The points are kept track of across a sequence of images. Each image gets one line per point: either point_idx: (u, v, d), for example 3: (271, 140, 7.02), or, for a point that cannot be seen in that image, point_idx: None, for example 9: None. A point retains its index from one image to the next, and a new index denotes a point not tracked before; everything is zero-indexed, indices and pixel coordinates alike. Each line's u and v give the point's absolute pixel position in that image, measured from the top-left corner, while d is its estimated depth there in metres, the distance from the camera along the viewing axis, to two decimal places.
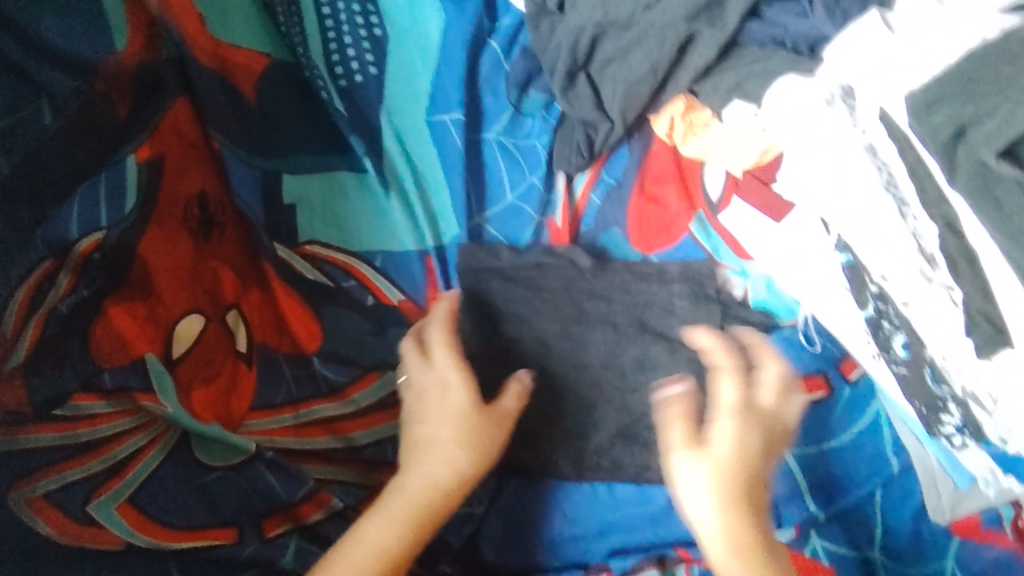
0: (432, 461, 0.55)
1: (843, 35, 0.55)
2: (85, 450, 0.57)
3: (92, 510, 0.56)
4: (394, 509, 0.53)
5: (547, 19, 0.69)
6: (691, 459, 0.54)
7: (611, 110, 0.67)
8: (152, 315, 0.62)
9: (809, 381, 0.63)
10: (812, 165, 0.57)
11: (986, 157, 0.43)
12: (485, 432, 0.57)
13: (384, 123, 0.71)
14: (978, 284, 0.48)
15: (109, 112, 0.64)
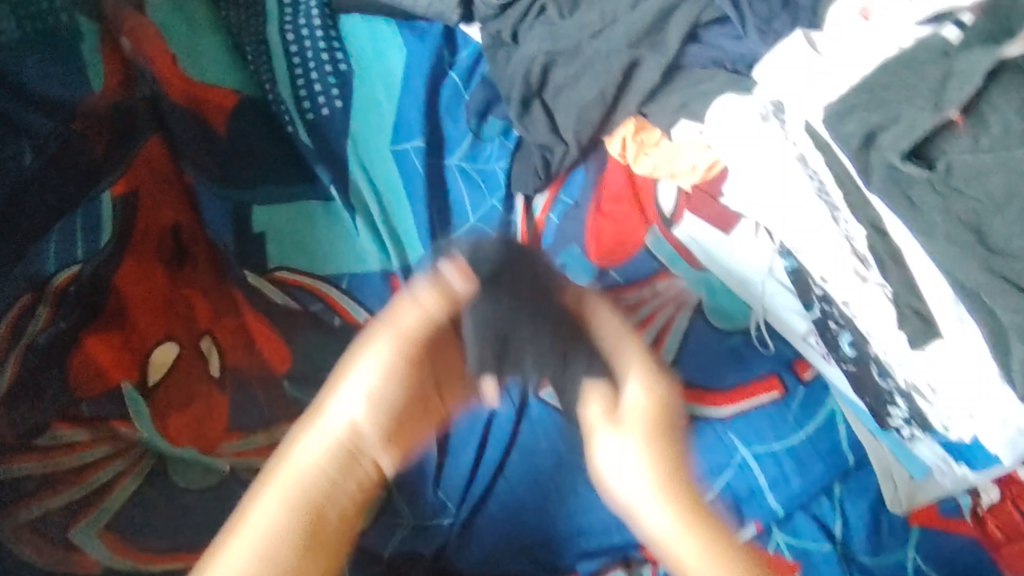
0: (316, 433, 0.53)
1: (769, 57, 0.61)
2: (66, 475, 0.61)
3: (72, 534, 0.59)
4: (279, 485, 0.51)
5: (502, 50, 0.73)
6: (610, 435, 0.54)
7: (565, 132, 0.70)
8: (128, 344, 0.65)
9: (764, 383, 0.66)
10: (755, 177, 0.60)
11: (893, 159, 0.50)
12: (380, 373, 0.54)
13: (349, 152, 0.73)
14: (905, 281, 0.54)
15: (85, 151, 0.68)
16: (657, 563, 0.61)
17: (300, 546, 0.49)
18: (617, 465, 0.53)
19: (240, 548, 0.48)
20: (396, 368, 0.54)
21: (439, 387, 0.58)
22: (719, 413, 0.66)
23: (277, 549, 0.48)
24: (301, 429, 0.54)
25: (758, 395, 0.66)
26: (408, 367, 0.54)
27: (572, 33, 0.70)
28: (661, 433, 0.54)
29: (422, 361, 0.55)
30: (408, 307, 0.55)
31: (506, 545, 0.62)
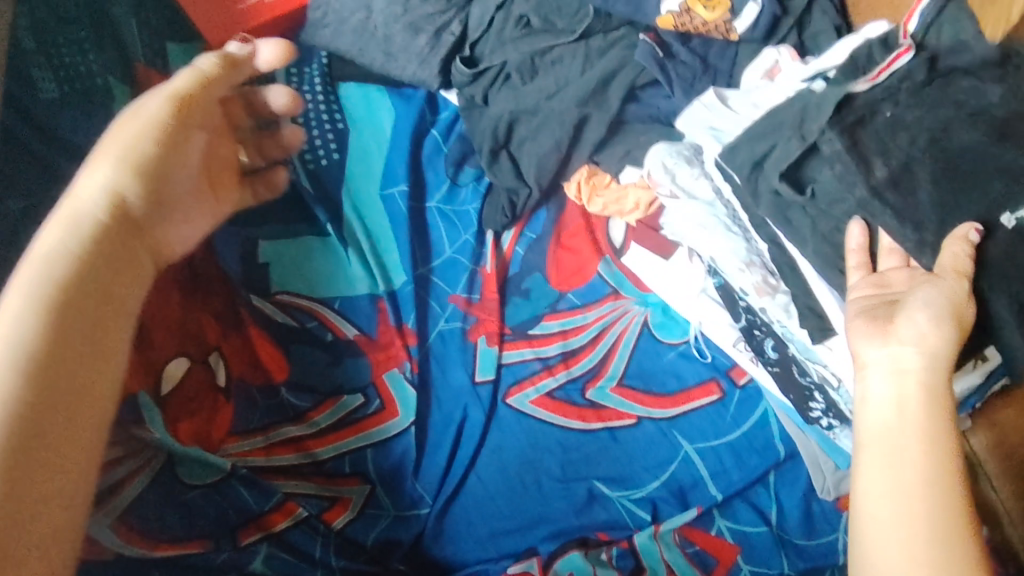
0: (53, 234, 0.52)
1: (690, 110, 0.74)
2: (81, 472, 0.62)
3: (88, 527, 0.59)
4: (26, 281, 0.49)
5: (476, 110, 0.86)
6: (876, 348, 0.53)
7: (528, 178, 0.82)
8: (145, 355, 0.70)
9: (702, 388, 0.76)
10: (681, 213, 0.73)
11: (775, 184, 0.62)
12: (149, 126, 0.58)
13: (345, 195, 0.84)
14: (799, 285, 0.66)
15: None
16: (610, 545, 0.69)
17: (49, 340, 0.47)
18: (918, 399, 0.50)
19: None
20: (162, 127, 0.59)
21: (228, 134, 0.67)
22: (662, 412, 0.75)
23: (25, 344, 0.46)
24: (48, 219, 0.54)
25: (696, 398, 0.76)
26: (174, 131, 0.60)
27: (532, 96, 0.83)
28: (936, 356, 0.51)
29: (189, 124, 0.61)
30: (186, 73, 0.63)
31: (476, 531, 0.70)
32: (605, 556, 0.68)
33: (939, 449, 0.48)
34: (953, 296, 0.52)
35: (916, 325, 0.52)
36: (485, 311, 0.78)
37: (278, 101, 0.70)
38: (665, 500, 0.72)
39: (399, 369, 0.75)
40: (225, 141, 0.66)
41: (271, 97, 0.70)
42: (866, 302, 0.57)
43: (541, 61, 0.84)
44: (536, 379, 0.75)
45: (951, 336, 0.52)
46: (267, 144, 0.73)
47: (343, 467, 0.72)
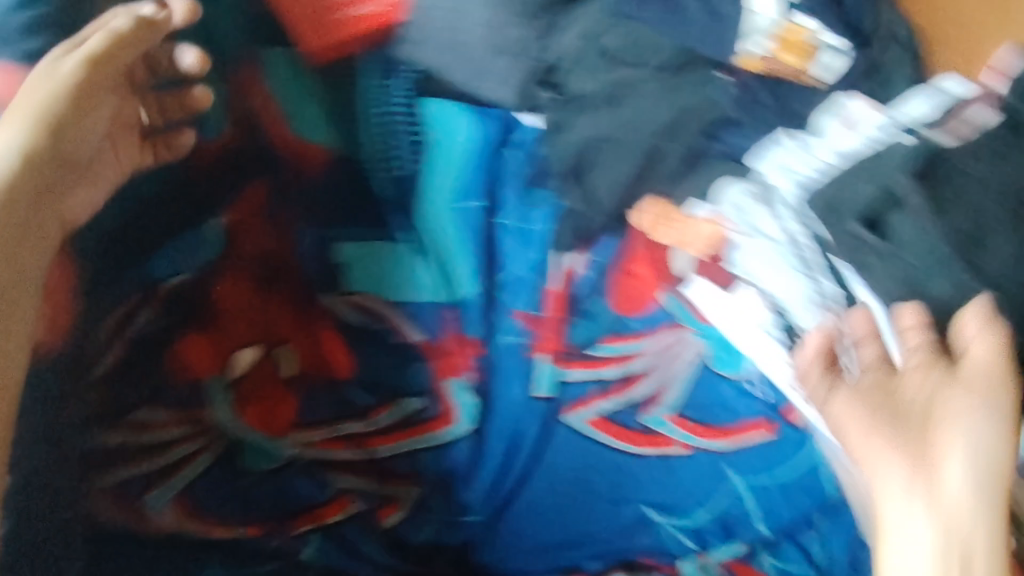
0: None
1: (759, 154, 0.81)
2: (148, 449, 0.72)
3: (148, 498, 0.70)
4: None
5: (554, 133, 0.89)
6: (896, 468, 0.58)
7: (602, 203, 0.84)
8: (218, 342, 0.78)
9: (752, 425, 0.77)
10: (753, 249, 0.76)
11: (855, 227, 0.70)
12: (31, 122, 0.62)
13: (420, 205, 0.87)
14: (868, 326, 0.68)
15: (198, 187, 0.82)
16: (655, 570, 0.71)
17: None
18: (953, 518, 0.55)
19: None
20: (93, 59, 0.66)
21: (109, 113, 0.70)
22: (715, 445, 0.76)
23: None
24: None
25: (748, 434, 0.76)
26: (76, 96, 0.65)
27: (610, 124, 0.86)
28: (981, 476, 0.56)
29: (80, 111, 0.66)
30: (93, 35, 0.67)
31: (523, 543, 0.72)
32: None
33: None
34: (988, 425, 0.58)
35: (957, 448, 0.57)
36: (546, 329, 0.80)
37: (187, 60, 0.77)
38: (711, 532, 0.73)
39: (462, 377, 0.77)
40: (127, 106, 0.74)
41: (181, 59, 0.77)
42: (884, 403, 0.63)
43: (621, 91, 0.87)
44: (592, 401, 0.77)
45: (993, 459, 0.57)
46: (172, 105, 0.77)
47: (399, 467, 0.74)
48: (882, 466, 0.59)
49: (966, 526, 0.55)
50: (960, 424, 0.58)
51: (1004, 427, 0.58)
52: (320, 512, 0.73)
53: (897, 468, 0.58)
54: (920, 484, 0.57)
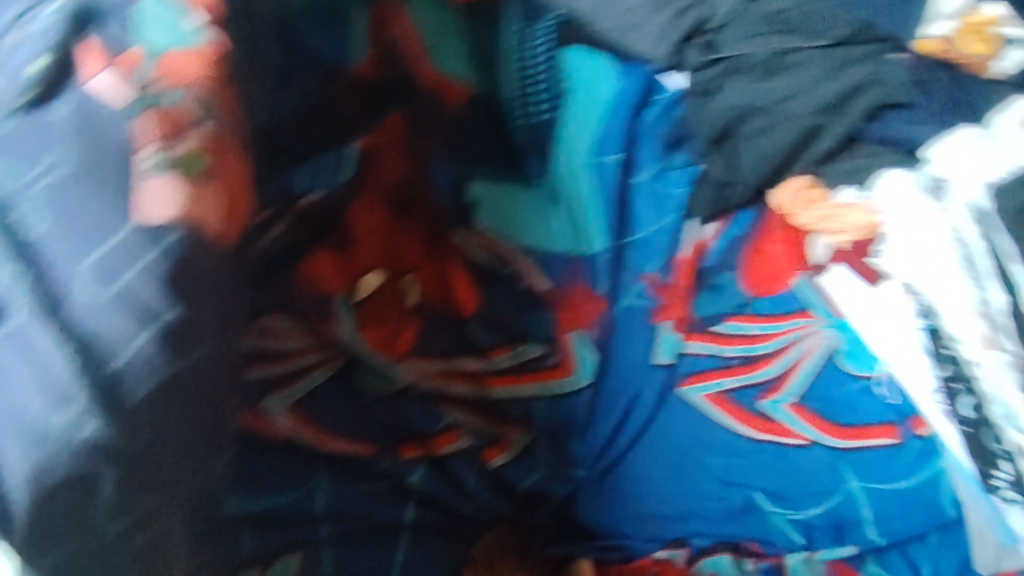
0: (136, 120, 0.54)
1: (944, 141, 0.75)
2: (274, 355, 0.71)
3: (266, 401, 0.69)
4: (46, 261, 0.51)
5: (698, 99, 0.84)
6: None
7: (743, 174, 0.81)
8: (348, 262, 0.77)
9: (876, 429, 0.73)
10: (913, 242, 0.71)
11: None
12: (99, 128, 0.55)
13: (556, 154, 0.83)
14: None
15: (345, 108, 0.78)
16: (760, 558, 0.71)
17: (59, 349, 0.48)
18: None
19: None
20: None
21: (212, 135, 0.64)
22: (835, 442, 0.73)
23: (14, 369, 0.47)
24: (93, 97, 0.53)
25: (872, 436, 0.73)
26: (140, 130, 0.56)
27: (773, 94, 0.81)
28: None
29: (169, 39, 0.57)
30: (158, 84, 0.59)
31: (630, 507, 0.72)
32: (752, 565, 0.71)
33: None
34: None
35: None
36: (673, 296, 0.78)
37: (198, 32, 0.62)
38: (820, 529, 0.72)
39: (586, 331, 0.77)
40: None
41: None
42: None
43: (783, 62, 0.82)
44: (711, 376, 0.75)
45: None
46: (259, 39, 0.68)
47: (513, 411, 0.75)
48: None
49: None
50: None
51: None
52: (436, 445, 0.73)
53: None
54: None
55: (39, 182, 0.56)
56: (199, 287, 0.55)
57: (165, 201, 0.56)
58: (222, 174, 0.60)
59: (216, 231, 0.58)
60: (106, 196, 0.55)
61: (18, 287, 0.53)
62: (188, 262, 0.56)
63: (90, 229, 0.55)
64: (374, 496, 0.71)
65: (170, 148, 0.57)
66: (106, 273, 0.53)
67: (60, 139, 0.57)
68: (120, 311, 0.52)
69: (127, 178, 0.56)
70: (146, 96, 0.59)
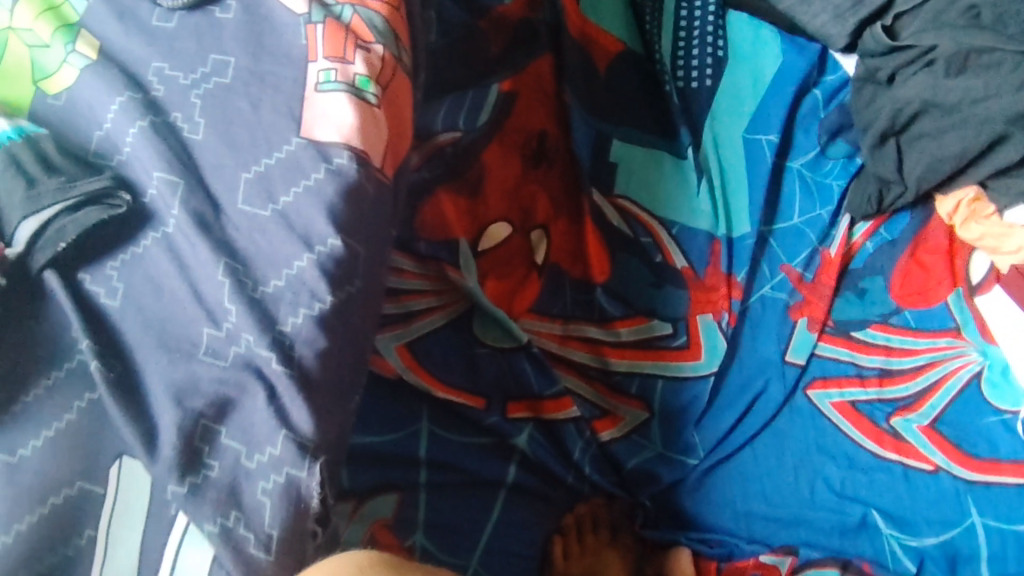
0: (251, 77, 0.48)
1: None
2: (394, 295, 0.70)
3: (380, 340, 0.68)
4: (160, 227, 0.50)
5: (872, 87, 0.81)
6: None
7: (909, 176, 0.78)
8: (472, 210, 0.74)
9: (1011, 465, 0.69)
10: None
11: None
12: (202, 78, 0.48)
13: (707, 125, 0.82)
14: None
15: (484, 47, 0.79)
16: None
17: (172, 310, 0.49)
18: None
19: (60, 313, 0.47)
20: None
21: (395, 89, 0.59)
22: (964, 472, 0.69)
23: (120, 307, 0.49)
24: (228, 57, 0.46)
25: (1004, 474, 0.69)
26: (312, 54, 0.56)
27: (953, 93, 0.74)
28: None
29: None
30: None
31: (738, 504, 0.69)
32: None
33: None
34: None
35: None
36: (814, 293, 0.76)
37: None
38: (934, 559, 0.67)
39: (715, 318, 0.75)
40: None
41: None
42: None
43: (976, 61, 0.73)
44: (844, 382, 0.73)
45: None
46: None
47: (629, 386, 0.73)
48: None
49: None
50: None
51: None
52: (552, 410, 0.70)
53: None
54: None
55: (198, 90, 0.54)
56: (359, 219, 0.54)
57: (337, 125, 0.54)
58: (389, 105, 0.57)
59: (378, 165, 0.55)
60: (277, 111, 0.54)
61: (171, 192, 0.51)
62: (352, 190, 0.53)
63: (256, 142, 0.53)
64: (475, 452, 0.69)
65: (344, 68, 0.55)
66: (270, 187, 0.52)
67: (229, 47, 0.56)
68: (281, 229, 0.51)
69: (300, 94, 0.54)
70: (325, 8, 0.58)
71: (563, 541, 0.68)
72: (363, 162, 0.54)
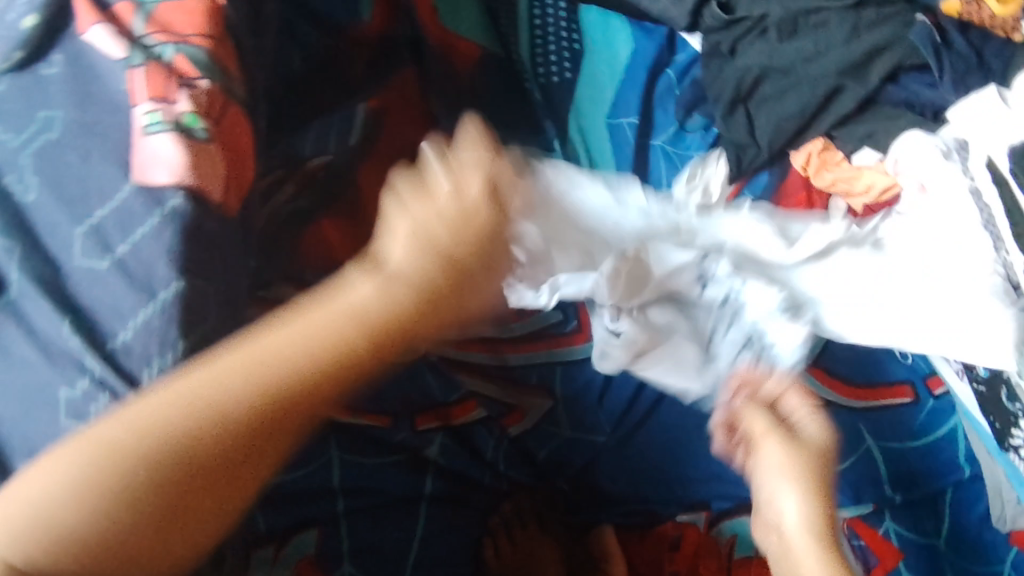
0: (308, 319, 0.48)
1: (963, 102, 0.77)
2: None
3: None
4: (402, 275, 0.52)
5: (717, 60, 0.87)
6: (789, 493, 0.63)
7: (761, 138, 0.83)
8: (354, 229, 0.74)
9: (896, 389, 0.76)
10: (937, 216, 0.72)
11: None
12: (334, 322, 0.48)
13: (572, 116, 0.85)
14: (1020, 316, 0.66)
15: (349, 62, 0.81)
16: None
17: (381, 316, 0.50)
18: (775, 476, 0.64)
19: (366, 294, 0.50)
20: (257, 375, 0.45)
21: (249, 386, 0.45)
22: (854, 404, 0.75)
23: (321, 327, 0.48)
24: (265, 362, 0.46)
25: (886, 397, 0.75)
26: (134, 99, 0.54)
27: (788, 56, 0.83)
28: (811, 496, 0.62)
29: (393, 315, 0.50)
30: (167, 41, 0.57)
31: (650, 473, 0.72)
32: None
33: (812, 491, 0.62)
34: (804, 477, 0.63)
35: (782, 505, 0.63)
36: None
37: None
38: (843, 489, 0.73)
39: None
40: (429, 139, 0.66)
41: (461, 160, 0.60)
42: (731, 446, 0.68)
43: (804, 23, 0.83)
44: None
45: (812, 501, 0.62)
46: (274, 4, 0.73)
47: (529, 376, 0.73)
48: (772, 502, 0.64)
49: (825, 504, 0.62)
50: (782, 478, 0.63)
51: (769, 475, 0.64)
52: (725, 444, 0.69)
53: (789, 493, 0.63)
54: (792, 492, 0.62)
55: (29, 148, 0.52)
56: (206, 257, 0.51)
57: (161, 162, 0.51)
58: (224, 137, 0.55)
59: (219, 199, 0.53)
60: (106, 158, 0.52)
61: (7, 257, 0.50)
62: (193, 228, 0.51)
63: (88, 193, 0.51)
64: (390, 470, 0.68)
65: (168, 108, 0.53)
66: (105, 237, 0.50)
67: (51, 100, 0.54)
68: (119, 281, 0.49)
69: (126, 140, 0.52)
70: (144, 50, 0.56)
71: (493, 542, 0.71)
72: (199, 199, 0.52)
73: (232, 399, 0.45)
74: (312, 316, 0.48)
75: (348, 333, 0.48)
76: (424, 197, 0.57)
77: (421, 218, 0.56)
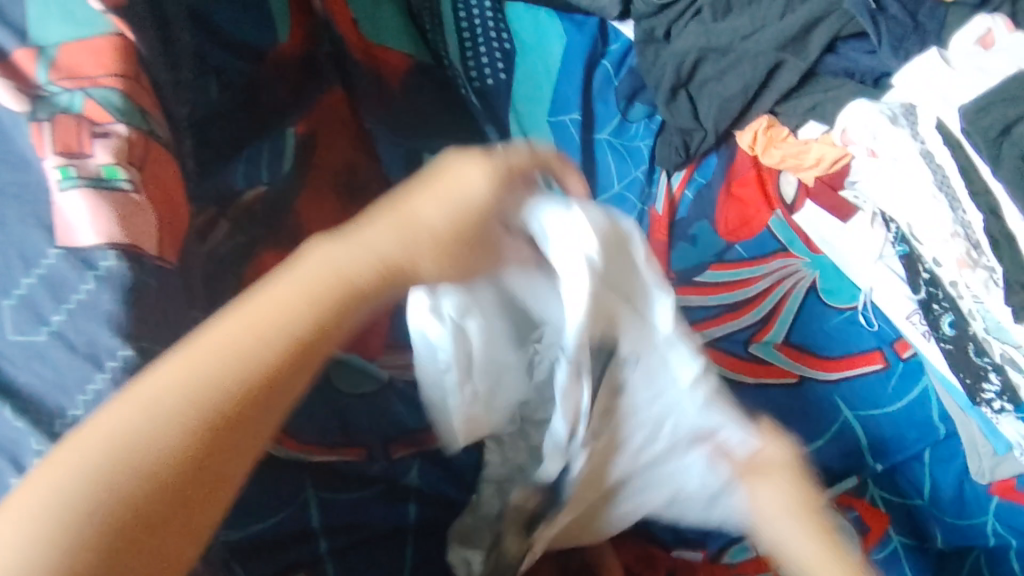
0: (237, 326, 0.35)
1: (907, 68, 0.76)
2: None
3: None
4: (343, 268, 0.38)
5: (653, 45, 0.88)
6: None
7: (706, 121, 0.84)
8: None
9: (866, 357, 0.76)
10: (891, 181, 0.74)
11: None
12: (272, 323, 0.36)
13: (512, 117, 0.85)
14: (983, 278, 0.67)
15: (270, 90, 0.76)
16: None
17: (338, 300, 0.37)
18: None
19: (299, 293, 0.37)
20: (186, 391, 0.33)
21: (173, 436, 0.32)
22: (825, 374, 0.75)
23: (255, 334, 0.35)
24: (186, 389, 0.33)
25: (858, 366, 0.75)
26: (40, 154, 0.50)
27: (724, 36, 0.85)
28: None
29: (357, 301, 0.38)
30: (72, 88, 0.53)
31: None
32: None
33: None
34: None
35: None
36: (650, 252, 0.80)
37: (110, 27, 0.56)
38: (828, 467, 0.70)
39: None
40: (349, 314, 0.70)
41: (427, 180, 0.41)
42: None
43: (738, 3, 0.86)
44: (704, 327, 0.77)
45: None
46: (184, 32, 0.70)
47: None
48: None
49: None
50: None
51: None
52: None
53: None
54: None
55: None
56: (144, 318, 0.48)
57: (84, 225, 0.48)
58: (150, 184, 0.53)
59: (157, 254, 0.51)
60: (22, 223, 0.48)
61: None
62: (136, 287, 0.48)
63: (6, 265, 0.47)
64: (369, 504, 0.65)
65: (83, 163, 0.50)
66: (38, 308, 0.46)
67: None
68: (61, 352, 0.45)
69: (42, 201, 0.49)
70: (47, 102, 0.52)
71: None
72: (135, 256, 0.49)
73: (188, 416, 0.33)
74: (237, 312, 0.36)
75: (308, 299, 0.36)
76: (441, 173, 0.42)
77: (408, 221, 0.40)
